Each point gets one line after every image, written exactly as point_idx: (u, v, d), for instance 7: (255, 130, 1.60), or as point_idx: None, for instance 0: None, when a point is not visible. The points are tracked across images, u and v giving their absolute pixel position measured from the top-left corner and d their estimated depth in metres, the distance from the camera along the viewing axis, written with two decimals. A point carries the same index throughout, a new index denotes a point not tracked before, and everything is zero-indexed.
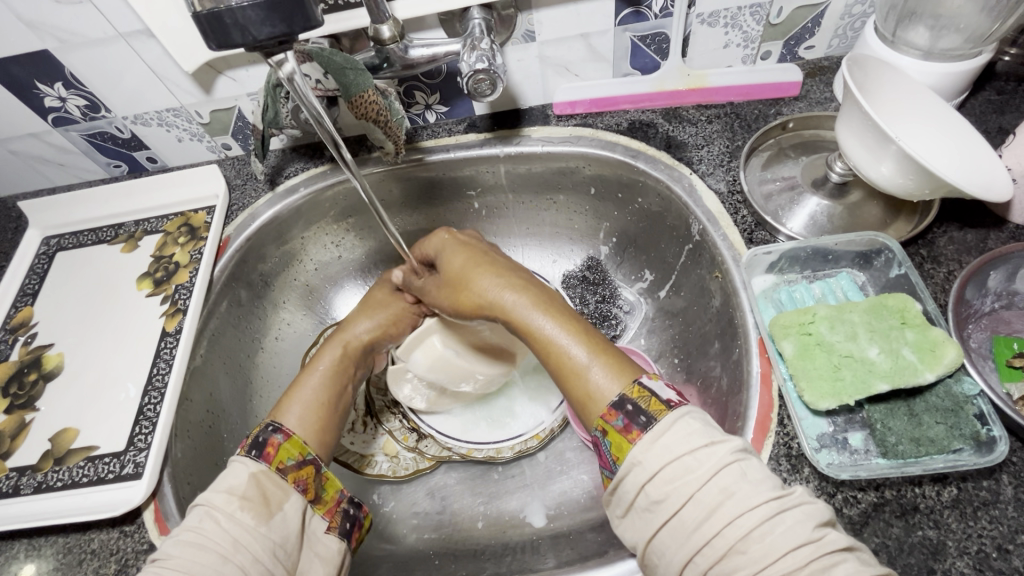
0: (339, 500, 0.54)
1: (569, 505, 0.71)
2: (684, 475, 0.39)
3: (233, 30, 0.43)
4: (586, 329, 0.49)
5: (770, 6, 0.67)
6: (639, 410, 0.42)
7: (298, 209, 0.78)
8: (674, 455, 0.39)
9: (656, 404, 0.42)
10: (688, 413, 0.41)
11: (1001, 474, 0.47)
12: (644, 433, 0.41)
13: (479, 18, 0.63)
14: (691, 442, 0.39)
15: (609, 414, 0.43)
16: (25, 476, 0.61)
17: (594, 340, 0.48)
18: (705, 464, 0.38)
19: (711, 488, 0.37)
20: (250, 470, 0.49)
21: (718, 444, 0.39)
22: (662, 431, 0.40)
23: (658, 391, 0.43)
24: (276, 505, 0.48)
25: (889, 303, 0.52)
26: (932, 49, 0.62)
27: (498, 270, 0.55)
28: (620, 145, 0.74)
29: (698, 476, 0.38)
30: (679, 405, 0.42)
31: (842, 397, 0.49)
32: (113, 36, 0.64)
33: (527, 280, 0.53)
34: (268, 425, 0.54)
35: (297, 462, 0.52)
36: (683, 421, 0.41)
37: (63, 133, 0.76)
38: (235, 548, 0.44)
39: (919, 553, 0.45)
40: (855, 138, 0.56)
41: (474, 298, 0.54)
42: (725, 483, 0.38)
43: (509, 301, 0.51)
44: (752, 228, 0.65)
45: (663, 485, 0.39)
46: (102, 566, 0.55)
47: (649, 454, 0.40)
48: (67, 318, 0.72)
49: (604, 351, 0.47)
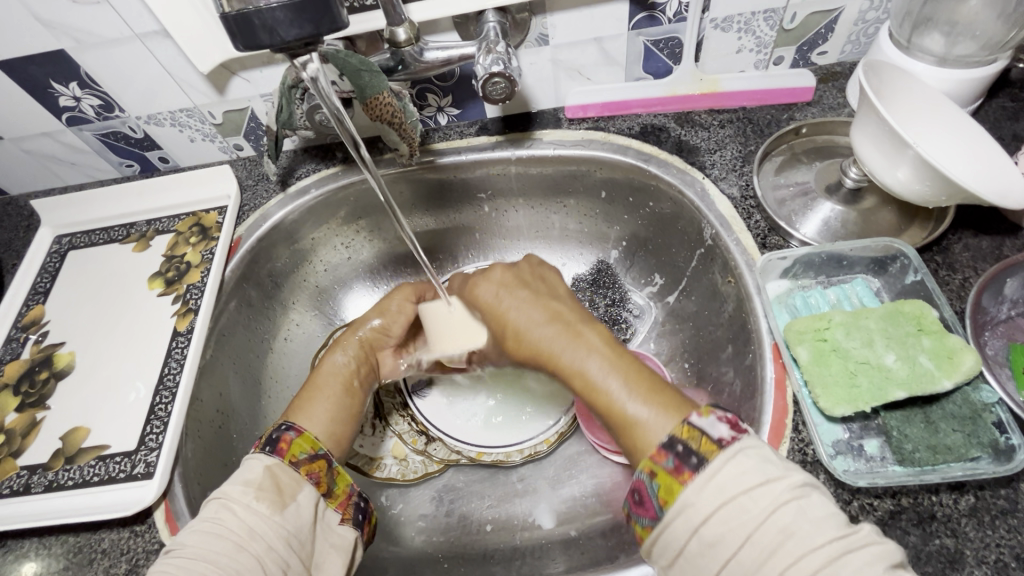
0: (351, 493, 0.53)
1: (579, 509, 0.71)
2: (739, 515, 0.37)
3: (261, 31, 0.43)
4: (639, 369, 0.47)
5: (784, 11, 0.67)
6: (689, 451, 0.41)
7: (309, 209, 0.78)
8: (728, 494, 0.38)
9: (708, 444, 0.40)
10: (743, 450, 0.40)
11: (1019, 483, 0.47)
12: (696, 475, 0.39)
13: (494, 21, 0.63)
14: (746, 480, 0.38)
15: (657, 454, 0.42)
16: (36, 475, 0.61)
17: (643, 378, 0.46)
18: (761, 503, 0.37)
19: (769, 528, 0.36)
20: (266, 463, 0.50)
21: (774, 481, 0.38)
22: (715, 472, 0.39)
23: (709, 429, 0.41)
24: (290, 496, 0.48)
25: (906, 310, 0.52)
26: (947, 55, 0.62)
27: (540, 316, 0.52)
28: (632, 149, 0.74)
29: (753, 516, 0.37)
30: (733, 443, 0.40)
31: (858, 403, 0.48)
32: (128, 36, 0.65)
33: (578, 319, 0.52)
34: (280, 423, 0.55)
35: (310, 455, 0.53)
36: (737, 459, 0.39)
37: (76, 132, 0.76)
38: (251, 536, 0.44)
39: (936, 562, 0.45)
40: (872, 144, 0.56)
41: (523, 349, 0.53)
42: (785, 522, 0.36)
43: (553, 349, 0.50)
44: (765, 233, 0.64)
45: (716, 528, 0.37)
46: (112, 565, 0.55)
47: (701, 496, 0.38)
48: (79, 317, 0.72)
49: (650, 390, 0.45)
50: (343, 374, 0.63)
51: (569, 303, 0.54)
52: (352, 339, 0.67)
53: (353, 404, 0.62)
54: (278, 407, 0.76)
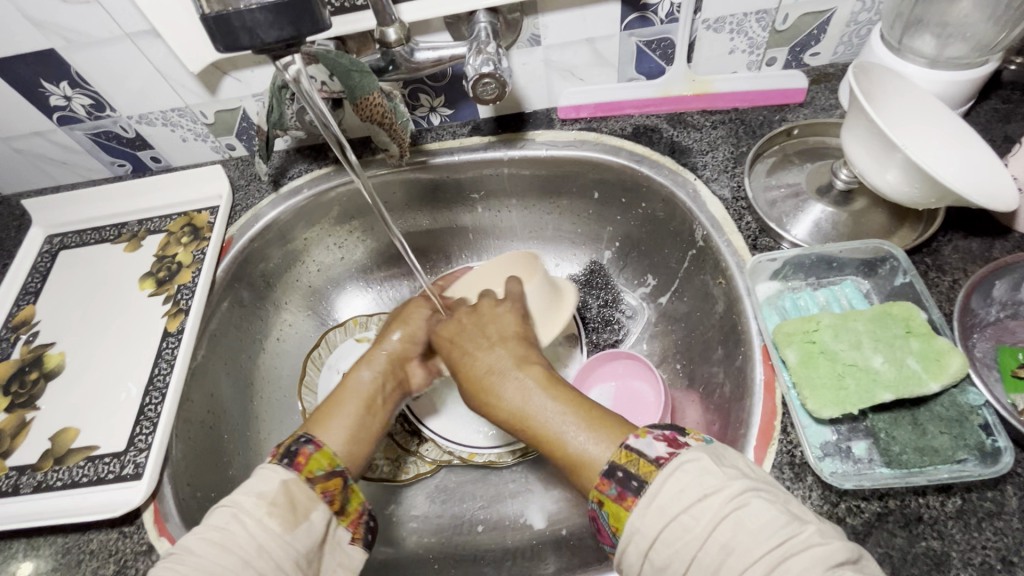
0: (362, 512, 0.52)
1: (571, 510, 0.70)
2: (683, 535, 0.36)
3: (241, 32, 0.43)
4: (584, 404, 0.46)
5: (776, 13, 0.67)
6: (629, 475, 0.40)
7: (301, 209, 0.77)
8: (670, 514, 0.37)
9: (644, 465, 0.39)
10: (681, 465, 0.39)
11: (1006, 485, 0.47)
12: (637, 498, 0.38)
13: (485, 22, 0.63)
14: (683, 499, 0.37)
15: (601, 483, 0.40)
16: (25, 476, 0.61)
17: (586, 413, 0.45)
18: (700, 522, 0.36)
19: (711, 546, 0.35)
20: (283, 480, 0.48)
21: (710, 497, 0.37)
22: (655, 493, 0.38)
23: (645, 449, 0.40)
24: (303, 514, 0.47)
25: (894, 312, 0.52)
26: (938, 57, 0.62)
27: (482, 363, 0.52)
28: (624, 150, 0.74)
29: (695, 536, 0.36)
30: (669, 460, 0.39)
31: (845, 405, 0.49)
32: (119, 36, 0.64)
33: (520, 360, 0.51)
34: (297, 434, 0.53)
35: (327, 472, 0.51)
36: (675, 476, 0.38)
37: (68, 132, 0.76)
38: (260, 554, 0.44)
39: (922, 564, 0.45)
40: (861, 146, 0.56)
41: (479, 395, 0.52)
42: (724, 540, 0.35)
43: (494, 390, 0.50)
44: (756, 234, 0.64)
45: (663, 551, 0.37)
46: (101, 566, 0.55)
47: (644, 520, 0.37)
48: (69, 317, 0.72)
49: (589, 418, 0.45)
50: (366, 392, 0.60)
51: (509, 342, 0.54)
52: (376, 355, 0.64)
53: (371, 423, 0.59)
54: (270, 407, 0.76)
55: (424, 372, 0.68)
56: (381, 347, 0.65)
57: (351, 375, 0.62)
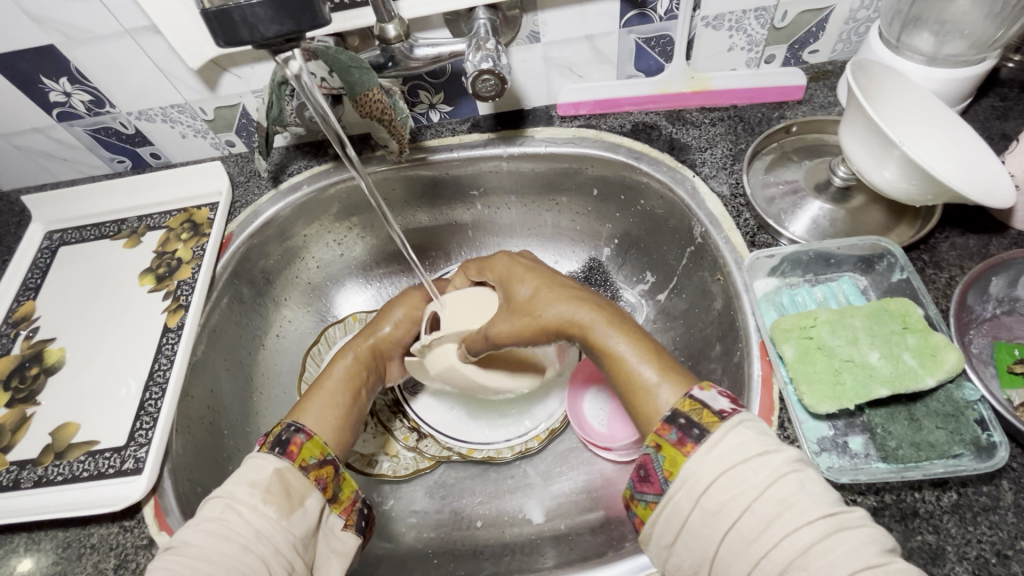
0: (355, 499, 0.54)
1: (569, 505, 0.71)
2: (739, 485, 0.40)
3: (241, 27, 0.43)
4: (663, 356, 0.50)
5: (775, 10, 0.67)
6: (691, 424, 0.44)
7: (301, 205, 0.78)
8: (730, 463, 0.41)
9: (708, 416, 0.43)
10: (742, 422, 0.43)
11: (1001, 480, 0.47)
12: (697, 445, 0.42)
13: (485, 18, 0.63)
14: (746, 451, 0.41)
15: (662, 428, 0.45)
16: (25, 470, 0.61)
17: (662, 360, 0.50)
18: (761, 474, 0.40)
19: (767, 499, 0.38)
20: (275, 466, 0.49)
21: (771, 455, 0.40)
22: (716, 441, 0.42)
23: (710, 402, 0.45)
24: (298, 500, 0.48)
25: (891, 308, 0.53)
26: (936, 55, 0.62)
27: (561, 293, 0.55)
28: (623, 147, 0.74)
29: (753, 486, 0.39)
30: (732, 415, 0.43)
31: (842, 401, 0.49)
32: (119, 32, 0.64)
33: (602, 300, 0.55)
34: (288, 424, 0.55)
35: (318, 460, 0.53)
36: (738, 431, 0.42)
37: (67, 128, 0.76)
38: (257, 539, 0.45)
39: (917, 557, 0.45)
40: (858, 142, 0.57)
41: (553, 318, 0.54)
42: (783, 495, 0.38)
43: (586, 317, 0.53)
44: (754, 231, 0.65)
45: (718, 495, 0.40)
46: (101, 561, 0.55)
47: (703, 465, 0.41)
48: (69, 313, 0.72)
49: (670, 370, 0.49)
50: (349, 380, 0.63)
51: (583, 291, 0.56)
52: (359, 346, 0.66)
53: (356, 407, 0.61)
54: (269, 403, 0.76)
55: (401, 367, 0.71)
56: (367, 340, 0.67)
57: (327, 371, 0.63)
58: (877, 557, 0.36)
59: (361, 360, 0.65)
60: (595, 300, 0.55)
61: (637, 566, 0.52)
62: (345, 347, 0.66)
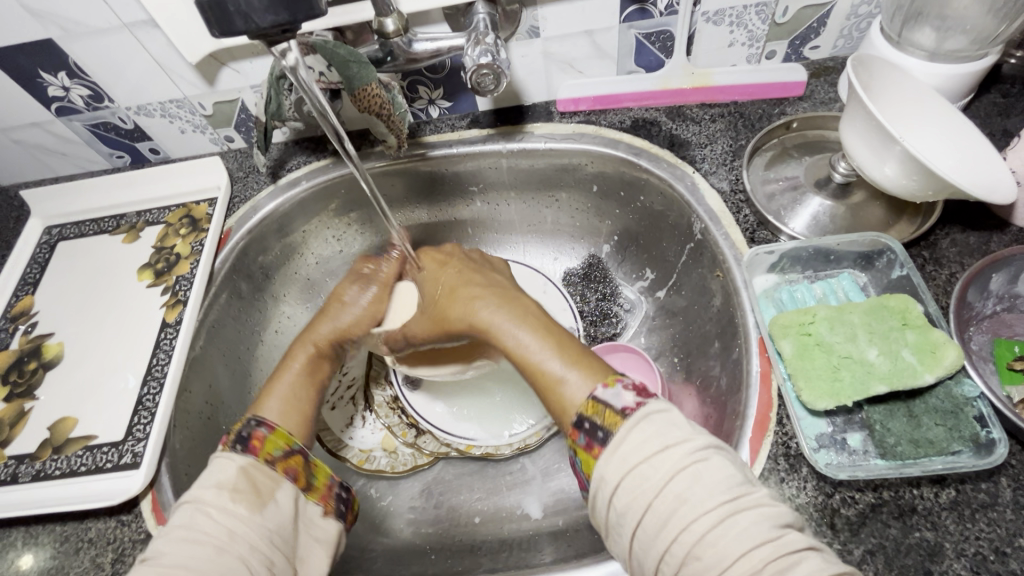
0: (331, 485, 0.54)
1: (567, 502, 0.71)
2: (642, 483, 0.39)
3: (235, 17, 0.43)
4: (572, 346, 0.49)
5: (776, 5, 0.67)
6: (596, 426, 0.42)
7: (300, 201, 0.77)
8: (632, 464, 0.40)
9: (611, 416, 0.42)
10: (647, 416, 0.41)
11: (1000, 477, 0.47)
12: (604, 447, 0.41)
13: (484, 13, 0.63)
14: (647, 448, 0.40)
15: (573, 433, 0.44)
16: (23, 464, 0.61)
17: (567, 350, 0.49)
18: (660, 470, 0.39)
19: (666, 495, 0.38)
20: (239, 464, 0.49)
21: (672, 448, 0.39)
22: (619, 442, 0.41)
23: (612, 401, 0.43)
24: (268, 496, 0.48)
25: (890, 304, 0.52)
26: (938, 50, 0.62)
27: (468, 292, 0.58)
28: (622, 143, 0.74)
29: (652, 484, 0.38)
30: (635, 411, 0.42)
31: (840, 397, 0.49)
32: (116, 26, 0.64)
33: (508, 296, 0.56)
34: (249, 419, 0.54)
35: (284, 451, 0.52)
36: (641, 427, 0.41)
37: (66, 123, 0.76)
38: (231, 537, 0.45)
39: (915, 554, 0.45)
40: (859, 138, 0.56)
41: (462, 318, 0.56)
42: (680, 489, 0.38)
43: (489, 315, 0.54)
44: (754, 227, 0.64)
45: (624, 496, 0.39)
46: (99, 555, 0.55)
47: (610, 467, 0.40)
48: (68, 308, 0.72)
49: (578, 360, 0.48)
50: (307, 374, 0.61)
51: (490, 287, 0.58)
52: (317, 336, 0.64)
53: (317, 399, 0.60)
54: None
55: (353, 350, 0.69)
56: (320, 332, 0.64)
57: (282, 367, 0.61)
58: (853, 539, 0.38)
59: (317, 353, 0.63)
60: (506, 295, 0.56)
61: None
62: (299, 340, 0.64)
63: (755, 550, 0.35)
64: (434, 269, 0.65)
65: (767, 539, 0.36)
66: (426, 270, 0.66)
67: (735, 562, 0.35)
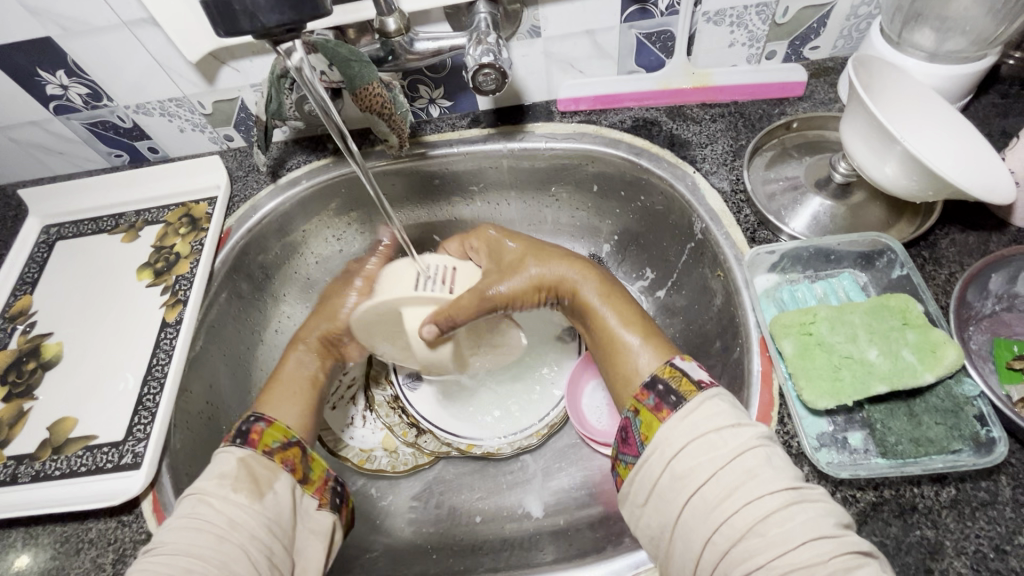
0: (327, 478, 0.54)
1: (568, 500, 0.71)
2: (709, 453, 0.42)
3: (241, 16, 0.43)
4: (647, 328, 0.56)
5: (776, 6, 0.67)
6: (669, 390, 0.47)
7: (300, 200, 0.77)
8: (701, 431, 0.44)
9: (687, 385, 0.47)
10: (717, 395, 0.46)
11: (999, 475, 0.48)
12: (672, 412, 0.45)
13: (485, 13, 0.63)
14: (719, 420, 0.44)
15: (642, 394, 0.49)
16: (23, 465, 0.61)
17: (646, 329, 0.56)
18: (730, 443, 0.42)
19: (732, 468, 0.41)
20: (239, 455, 0.50)
21: (742, 427, 0.43)
22: (690, 410, 0.45)
23: (689, 372, 0.48)
24: (266, 485, 0.49)
25: (890, 304, 0.53)
26: (937, 51, 0.62)
27: (553, 253, 0.63)
28: (623, 143, 0.74)
29: (721, 455, 0.42)
30: (710, 387, 0.46)
31: (841, 397, 0.49)
32: (116, 24, 0.64)
33: (595, 268, 0.62)
34: (249, 415, 0.55)
35: (283, 443, 0.53)
36: (711, 402, 0.45)
37: (64, 122, 0.76)
38: (232, 526, 0.45)
39: (916, 552, 0.46)
40: (860, 138, 0.56)
41: (553, 274, 0.61)
42: (748, 465, 0.41)
43: (579, 278, 0.60)
44: (755, 227, 0.65)
45: (689, 462, 0.42)
46: (99, 556, 0.55)
47: (678, 430, 0.44)
48: (67, 307, 0.72)
49: (653, 337, 0.55)
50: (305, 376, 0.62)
51: (571, 254, 0.63)
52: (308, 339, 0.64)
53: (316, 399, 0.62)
54: None
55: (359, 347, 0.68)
56: (314, 331, 0.65)
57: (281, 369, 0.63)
58: (851, 534, 0.38)
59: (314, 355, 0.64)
60: (586, 262, 0.62)
61: (634, 563, 0.52)
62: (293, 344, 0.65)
63: (817, 541, 0.37)
64: (491, 241, 0.65)
65: (828, 533, 0.37)
66: (486, 243, 0.65)
67: (797, 546, 0.37)
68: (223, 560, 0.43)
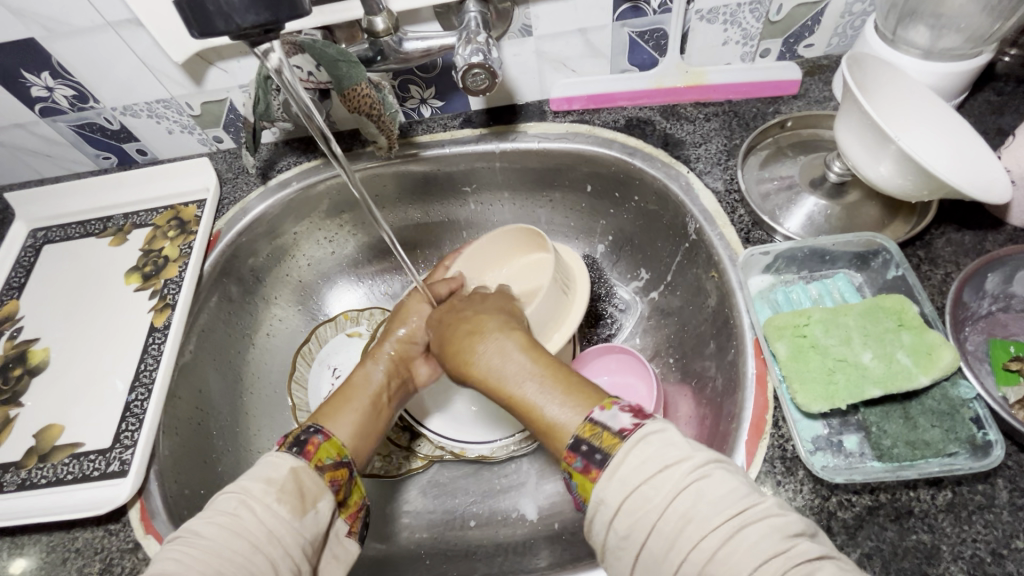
0: (361, 506, 0.52)
1: (562, 504, 0.70)
2: (643, 507, 0.36)
3: (216, 17, 0.42)
4: (560, 372, 0.46)
5: (770, 3, 0.66)
6: (593, 448, 0.39)
7: (289, 203, 0.76)
8: (632, 486, 0.37)
9: (608, 436, 0.39)
10: (645, 437, 0.38)
11: (996, 478, 0.47)
12: (601, 470, 0.38)
13: (475, 11, 0.61)
14: (647, 468, 0.37)
15: (567, 455, 0.40)
16: (9, 473, 0.60)
17: (558, 378, 0.45)
18: (661, 492, 0.36)
19: (670, 516, 0.35)
20: (292, 465, 0.48)
21: (672, 467, 0.37)
22: (617, 465, 0.38)
23: (610, 422, 0.40)
24: (312, 502, 0.47)
25: (886, 305, 0.52)
26: (932, 49, 0.62)
27: (465, 330, 0.53)
28: (616, 143, 0.73)
29: (654, 507, 0.36)
30: (633, 431, 0.38)
31: (835, 400, 0.48)
32: (100, 25, 0.63)
33: (502, 327, 0.52)
34: (308, 426, 0.54)
35: (334, 462, 0.51)
36: (638, 448, 0.38)
37: (50, 124, 0.75)
38: (270, 540, 0.43)
39: (912, 557, 0.45)
40: (854, 137, 0.55)
41: (472, 366, 0.50)
42: (684, 509, 0.35)
43: (490, 363, 0.48)
44: (749, 227, 0.64)
45: (626, 521, 0.36)
46: (86, 565, 0.54)
47: (608, 491, 0.37)
48: (54, 313, 0.71)
49: (565, 384, 0.44)
50: (372, 389, 0.61)
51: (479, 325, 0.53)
52: (382, 351, 0.64)
53: (376, 418, 0.60)
54: (259, 403, 0.75)
55: (427, 369, 0.67)
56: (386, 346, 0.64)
57: (350, 385, 0.61)
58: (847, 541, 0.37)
59: (391, 371, 0.63)
60: (492, 329, 0.52)
61: None
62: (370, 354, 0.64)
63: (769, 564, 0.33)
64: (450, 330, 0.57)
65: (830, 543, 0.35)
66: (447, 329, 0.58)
67: None
68: (253, 568, 0.41)
